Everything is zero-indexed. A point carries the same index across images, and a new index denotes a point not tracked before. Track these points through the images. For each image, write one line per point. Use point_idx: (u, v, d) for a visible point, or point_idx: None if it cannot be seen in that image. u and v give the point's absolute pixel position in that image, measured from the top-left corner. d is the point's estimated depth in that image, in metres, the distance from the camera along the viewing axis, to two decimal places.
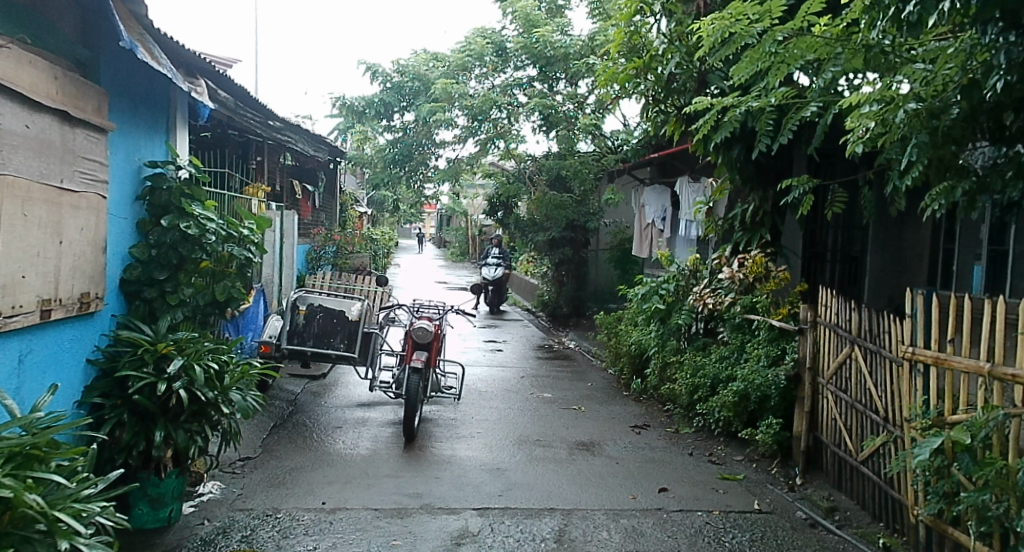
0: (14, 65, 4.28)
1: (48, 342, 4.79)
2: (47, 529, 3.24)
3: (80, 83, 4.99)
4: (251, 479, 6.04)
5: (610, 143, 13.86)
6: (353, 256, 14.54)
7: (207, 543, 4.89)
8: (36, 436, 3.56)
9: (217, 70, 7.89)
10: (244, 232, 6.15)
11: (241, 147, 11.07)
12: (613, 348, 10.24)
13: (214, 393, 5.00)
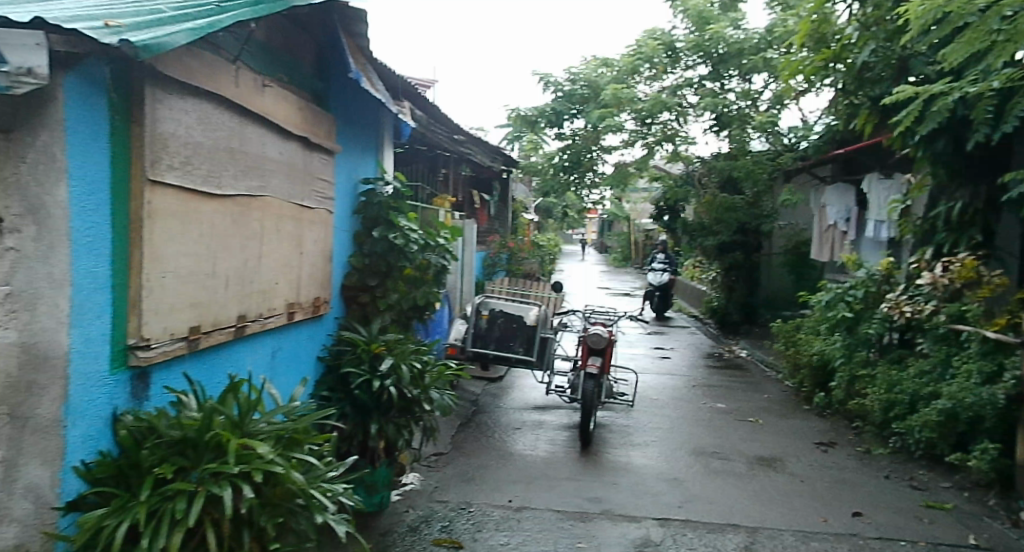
0: (275, 101, 4.91)
1: (293, 341, 5.46)
2: (305, 504, 3.05)
3: (315, 111, 5.62)
4: (444, 473, 6.52)
5: (788, 140, 12.98)
6: (528, 261, 14.88)
7: (413, 529, 5.34)
8: (295, 421, 3.66)
9: (418, 90, 8.53)
10: (440, 241, 6.57)
11: (431, 160, 11.85)
12: (792, 359, 9.86)
13: (417, 390, 5.42)
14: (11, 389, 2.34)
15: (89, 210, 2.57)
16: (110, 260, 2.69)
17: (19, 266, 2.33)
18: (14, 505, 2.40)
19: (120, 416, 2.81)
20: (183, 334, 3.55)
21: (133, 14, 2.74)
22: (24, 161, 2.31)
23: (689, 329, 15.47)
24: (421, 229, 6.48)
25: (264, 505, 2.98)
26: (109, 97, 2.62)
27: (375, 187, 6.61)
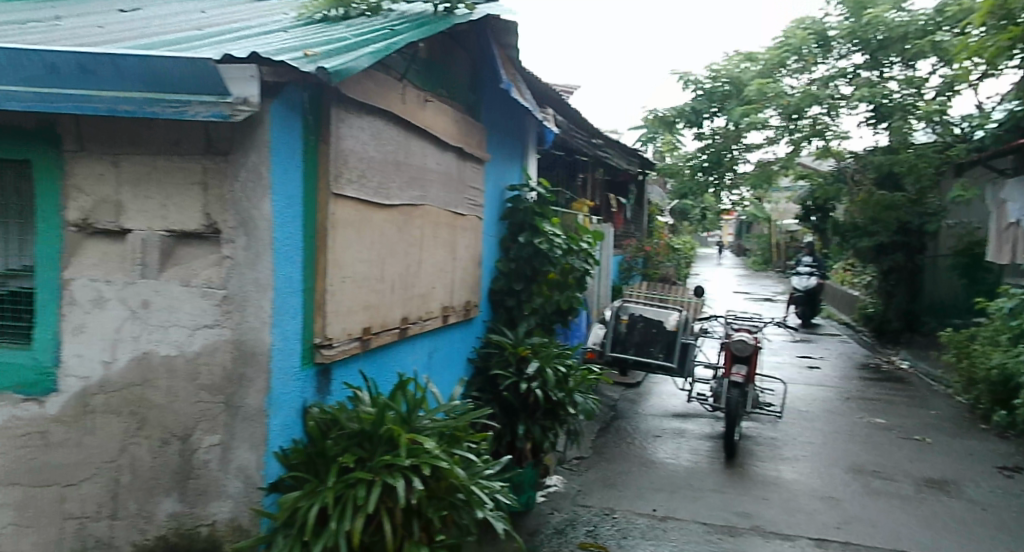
0: (430, 114, 5.04)
1: (446, 343, 5.61)
2: (467, 499, 2.91)
3: (467, 122, 5.74)
4: (587, 476, 6.44)
5: (959, 130, 11.61)
6: (665, 263, 14.12)
7: (559, 532, 5.32)
8: (456, 417, 3.38)
9: (560, 96, 8.49)
10: (583, 245, 6.46)
11: (568, 165, 11.80)
12: (965, 372, 9.13)
13: (562, 393, 5.48)
14: (227, 379, 2.71)
15: (287, 220, 2.77)
16: (302, 265, 2.86)
17: (232, 272, 2.68)
18: (229, 483, 2.73)
19: (309, 408, 2.97)
20: (358, 334, 3.86)
21: (324, 43, 2.98)
22: (238, 180, 2.66)
23: (841, 338, 14.63)
24: (565, 234, 6.40)
25: (429, 495, 2.88)
26: (304, 120, 2.86)
27: (520, 193, 6.67)
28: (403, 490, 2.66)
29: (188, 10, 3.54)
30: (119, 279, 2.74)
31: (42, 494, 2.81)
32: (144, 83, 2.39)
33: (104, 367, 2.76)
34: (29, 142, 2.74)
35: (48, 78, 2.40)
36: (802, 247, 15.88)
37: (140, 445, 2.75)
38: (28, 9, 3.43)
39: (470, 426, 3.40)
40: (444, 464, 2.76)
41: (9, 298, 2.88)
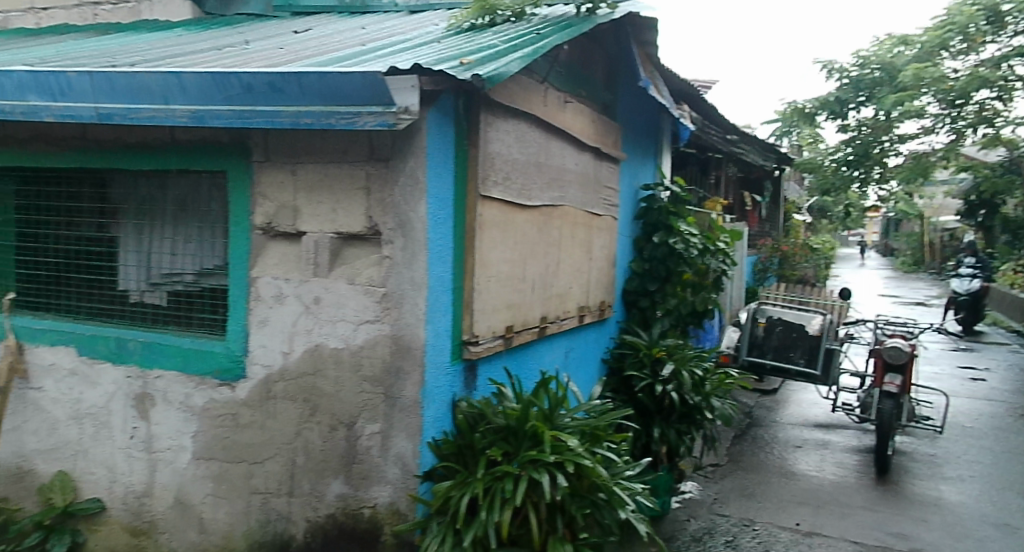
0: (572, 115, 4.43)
1: (578, 342, 4.95)
2: (607, 498, 2.92)
3: (604, 125, 4.96)
4: (724, 485, 6.24)
5: None
6: (804, 265, 12.71)
7: (697, 540, 5.18)
8: (596, 418, 3.26)
9: (698, 93, 8.04)
10: (721, 245, 5.66)
11: (701, 163, 11.45)
12: None
13: (699, 397, 4.85)
14: (386, 371, 2.88)
15: (440, 222, 2.89)
16: (452, 265, 2.98)
17: (391, 271, 2.85)
18: (388, 469, 2.89)
19: (457, 402, 3.06)
20: (500, 333, 3.46)
21: (477, 51, 3.11)
22: (397, 184, 2.82)
23: (1008, 348, 13.42)
24: (702, 233, 5.58)
25: (572, 494, 2.91)
26: (456, 126, 2.98)
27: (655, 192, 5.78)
28: (548, 485, 2.72)
29: (351, 26, 3.77)
30: (295, 277, 2.99)
31: (234, 469, 3.10)
32: (322, 97, 2.57)
33: (283, 357, 3.01)
34: (226, 155, 3.06)
35: (246, 96, 2.65)
36: (964, 247, 14.77)
37: (313, 430, 2.98)
38: (218, 33, 3.74)
39: (611, 426, 3.23)
40: (587, 462, 2.80)
41: (208, 293, 3.25)
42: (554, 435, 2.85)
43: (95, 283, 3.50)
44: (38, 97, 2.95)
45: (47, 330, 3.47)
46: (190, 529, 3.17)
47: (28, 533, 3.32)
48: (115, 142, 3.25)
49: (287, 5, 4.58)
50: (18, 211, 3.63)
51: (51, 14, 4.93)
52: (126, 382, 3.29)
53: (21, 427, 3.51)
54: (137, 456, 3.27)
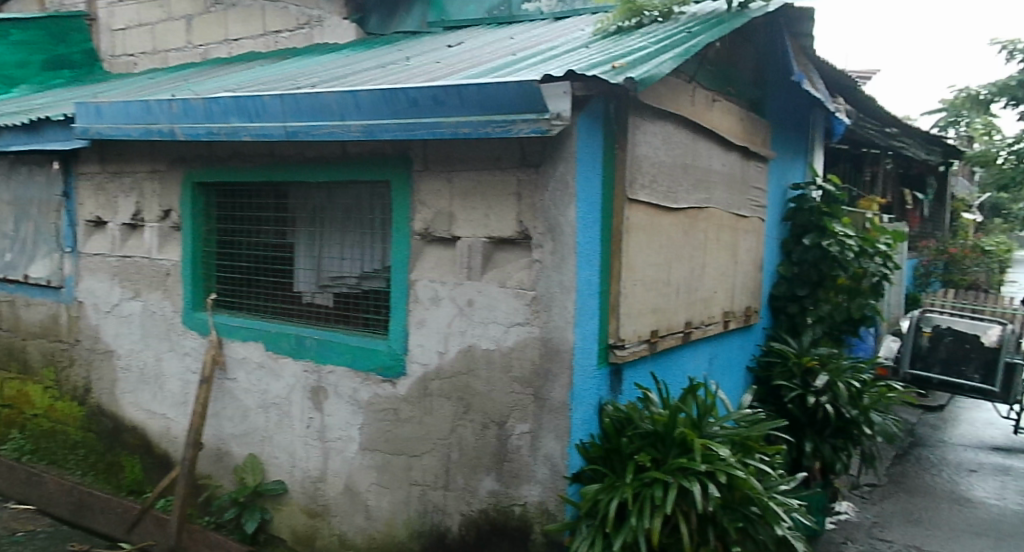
0: (722, 114, 4.08)
1: (725, 350, 4.51)
2: (762, 513, 2.84)
3: (752, 122, 4.59)
4: (885, 508, 5.84)
5: None
6: (975, 269, 11.59)
7: None
8: (749, 428, 3.15)
9: (855, 85, 7.47)
10: (882, 247, 5.16)
11: (856, 159, 10.76)
12: None
13: (856, 411, 4.54)
14: (536, 373, 2.94)
15: (588, 226, 2.91)
16: (600, 270, 2.99)
17: (541, 275, 2.91)
18: (537, 468, 2.94)
19: (604, 405, 3.05)
20: (646, 336, 3.28)
21: (626, 54, 3.11)
22: (548, 189, 2.88)
23: None
24: (858, 234, 5.11)
25: (724, 506, 2.84)
26: (606, 131, 2.99)
27: (806, 192, 5.33)
28: (700, 496, 2.69)
29: (500, 37, 3.87)
30: (451, 280, 3.12)
31: (395, 460, 3.27)
32: (481, 107, 2.67)
33: (439, 356, 3.15)
34: (388, 166, 3.24)
35: (411, 110, 2.80)
36: None
37: (466, 427, 3.09)
38: (379, 52, 3.95)
39: (764, 437, 3.12)
40: (740, 474, 2.74)
41: (370, 294, 3.47)
42: (704, 444, 2.81)
43: (280, 284, 3.78)
44: (239, 120, 3.21)
45: (241, 327, 3.76)
46: (358, 515, 3.38)
47: (227, 508, 3.64)
48: (296, 156, 3.50)
49: (440, 20, 4.77)
50: (218, 222, 3.96)
51: (242, 44, 5.35)
52: (304, 375, 3.54)
53: (220, 413, 3.84)
54: (313, 444, 3.51)
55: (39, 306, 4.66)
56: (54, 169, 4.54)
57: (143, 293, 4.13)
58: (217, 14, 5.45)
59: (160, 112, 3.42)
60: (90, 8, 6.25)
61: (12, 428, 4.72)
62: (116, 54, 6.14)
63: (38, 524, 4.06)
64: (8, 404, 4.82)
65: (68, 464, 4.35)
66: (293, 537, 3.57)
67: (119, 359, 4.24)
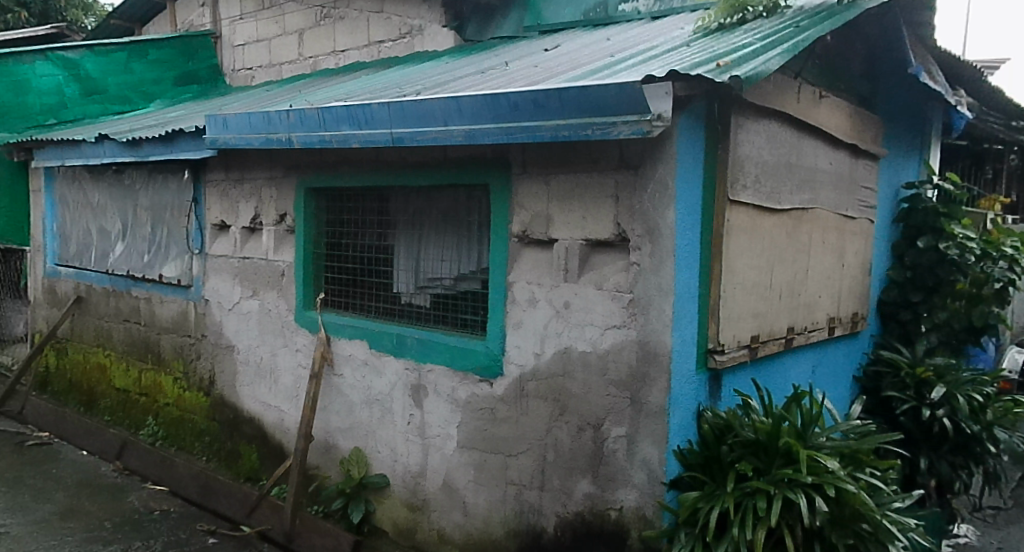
0: (830, 111, 3.90)
1: (830, 358, 4.32)
2: (874, 531, 2.71)
3: (863, 118, 4.38)
4: (1011, 533, 5.45)
5: None
6: None
7: None
8: (859, 441, 3.01)
9: (978, 77, 7.00)
10: (1008, 251, 4.86)
11: (978, 155, 10.06)
12: None
13: (979, 427, 4.26)
14: (633, 376, 2.91)
15: (688, 228, 2.87)
16: (699, 274, 2.94)
17: (639, 277, 2.89)
18: (634, 473, 2.92)
19: (702, 412, 2.99)
20: (746, 342, 3.19)
21: (732, 52, 3.04)
22: (646, 191, 2.85)
23: None
24: (981, 237, 4.80)
25: (833, 523, 2.73)
26: (707, 133, 2.94)
27: (920, 191, 5.01)
28: (806, 508, 2.62)
29: (598, 39, 3.86)
30: (548, 283, 3.14)
31: (493, 459, 3.31)
32: (581, 110, 2.68)
33: (535, 358, 3.17)
34: (488, 169, 3.29)
35: (512, 114, 2.84)
36: None
37: (562, 428, 3.09)
38: (478, 57, 4.01)
39: (875, 450, 2.99)
40: (850, 488, 2.67)
41: (467, 296, 3.53)
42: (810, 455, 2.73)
43: (383, 284, 3.89)
44: (348, 127, 3.33)
45: (347, 326, 3.90)
46: (456, 511, 3.44)
47: (334, 498, 3.78)
48: (399, 162, 3.61)
49: (536, 24, 4.73)
50: (326, 225, 4.11)
51: (349, 55, 5.56)
52: (405, 373, 3.64)
53: (328, 407, 4.00)
54: (413, 440, 3.61)
55: (170, 304, 4.97)
56: (185, 178, 4.85)
57: (260, 292, 4.35)
58: (326, 27, 5.68)
59: (278, 121, 3.59)
60: (214, 26, 6.64)
61: (148, 415, 5.09)
62: (236, 68, 6.50)
63: (170, 504, 4.30)
64: (143, 392, 5.15)
65: (195, 449, 4.69)
66: (394, 530, 3.67)
67: (240, 353, 4.47)
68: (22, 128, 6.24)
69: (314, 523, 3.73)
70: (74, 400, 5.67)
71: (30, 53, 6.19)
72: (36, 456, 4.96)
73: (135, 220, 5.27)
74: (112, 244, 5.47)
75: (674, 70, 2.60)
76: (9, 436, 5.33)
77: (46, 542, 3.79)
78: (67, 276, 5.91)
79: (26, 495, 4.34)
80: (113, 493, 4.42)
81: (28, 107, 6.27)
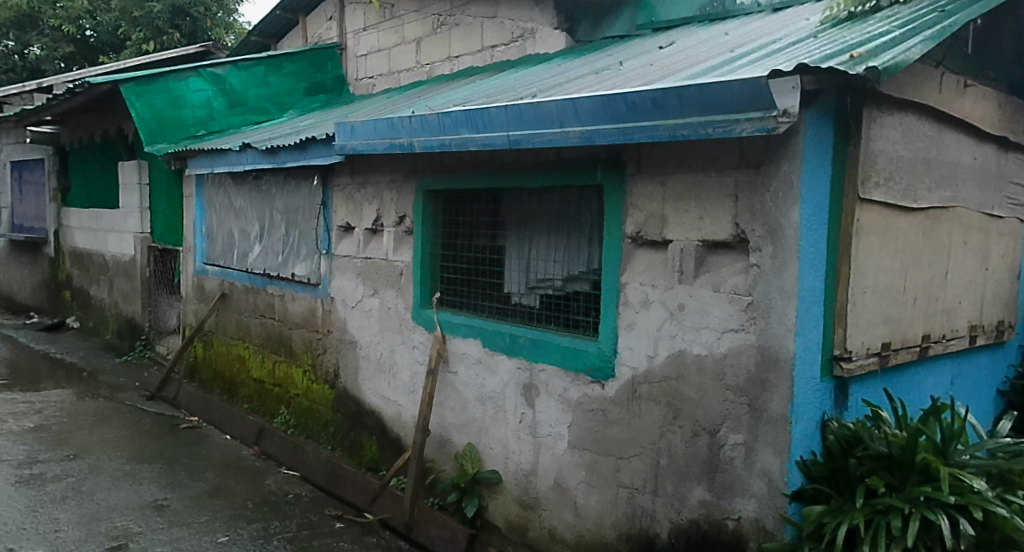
0: (974, 100, 3.59)
1: (973, 368, 3.98)
2: None
3: (1012, 107, 3.98)
4: None
5: None
6: None
7: None
8: (1008, 460, 2.75)
9: None
10: None
11: None
12: None
13: None
14: (752, 382, 2.81)
15: (815, 228, 2.74)
16: (825, 276, 2.81)
17: (759, 279, 2.79)
18: (753, 482, 2.81)
19: (827, 421, 2.84)
20: (877, 349, 3.00)
21: (865, 42, 2.86)
22: (769, 190, 2.75)
23: None
24: None
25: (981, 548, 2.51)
26: (837, 128, 2.79)
27: None
28: (948, 530, 2.44)
29: (715, 34, 3.77)
30: (662, 284, 3.09)
31: (605, 461, 3.30)
32: (701, 108, 2.62)
33: (648, 360, 3.13)
34: (602, 170, 3.29)
35: (628, 114, 2.82)
36: None
37: (676, 433, 3.04)
38: (592, 58, 4.01)
39: None
40: (1001, 511, 2.45)
41: (577, 296, 3.54)
42: (952, 473, 2.54)
43: (495, 284, 3.96)
44: (467, 131, 3.43)
45: (462, 324, 4.01)
46: (567, 511, 3.45)
47: (450, 491, 3.91)
48: (515, 163, 3.67)
49: (649, 22, 4.63)
50: (443, 226, 4.24)
51: (463, 60, 5.70)
52: (518, 372, 3.69)
53: (443, 403, 4.12)
54: (526, 439, 3.66)
55: (301, 301, 5.29)
56: (315, 183, 5.15)
57: (381, 291, 4.55)
58: (442, 34, 5.86)
59: (402, 127, 3.75)
60: (339, 39, 7.02)
61: (281, 404, 5.44)
62: (359, 77, 6.82)
63: (302, 488, 4.58)
64: (277, 383, 5.51)
65: (321, 438, 4.96)
66: (506, 526, 3.73)
67: (362, 349, 4.70)
68: (178, 139, 6.83)
69: (432, 515, 3.86)
70: (218, 388, 6.16)
71: (185, 71, 6.83)
72: (188, 437, 5.43)
73: (270, 223, 5.65)
74: (251, 245, 5.89)
75: (802, 64, 2.48)
76: (166, 418, 5.88)
77: (199, 517, 4.13)
78: (213, 274, 6.43)
79: (182, 473, 4.76)
80: (253, 475, 4.77)
81: (183, 119, 6.90)
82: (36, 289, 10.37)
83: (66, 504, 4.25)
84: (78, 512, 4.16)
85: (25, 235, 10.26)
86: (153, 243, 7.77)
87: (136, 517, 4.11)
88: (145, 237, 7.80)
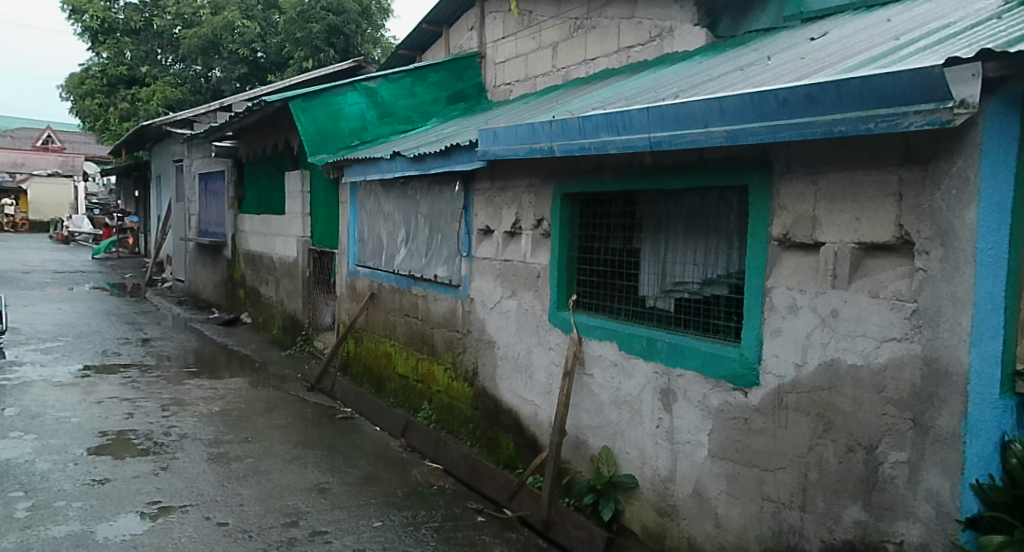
0: None
1: None
2: None
3: None
4: None
5: None
6: None
7: None
8: None
9: None
10: None
11: None
12: None
13: None
14: (917, 396, 2.58)
15: (998, 223, 2.41)
16: (1008, 275, 2.42)
17: (926, 285, 2.56)
18: (917, 505, 2.58)
19: (1009, 442, 2.44)
20: None
21: None
22: (939, 188, 2.51)
23: None
24: None
25: None
26: None
27: None
28: None
29: (876, 21, 3.49)
30: (812, 289, 2.91)
31: (747, 472, 3.15)
32: (861, 103, 2.43)
33: (796, 368, 2.96)
34: (748, 169, 3.15)
35: (779, 111, 2.67)
36: None
37: (827, 447, 2.85)
38: (737, 53, 3.85)
39: None
40: None
41: (714, 300, 3.45)
42: None
43: (632, 287, 3.92)
44: (607, 134, 3.41)
45: (598, 327, 3.98)
46: (707, 521, 3.34)
47: (586, 493, 3.92)
48: (655, 165, 3.60)
49: (798, 12, 4.38)
50: (580, 228, 4.23)
51: (599, 63, 5.67)
52: (655, 376, 3.62)
53: (580, 404, 4.12)
54: (663, 444, 3.57)
55: (442, 301, 5.49)
56: (456, 189, 5.33)
57: (519, 292, 4.62)
58: (579, 38, 5.86)
59: (542, 132, 3.77)
60: (480, 48, 7.22)
61: (423, 400, 5.67)
62: (497, 84, 7.00)
63: (445, 481, 4.76)
64: (420, 379, 5.76)
65: (461, 433, 5.13)
66: (644, 532, 3.67)
67: (499, 349, 4.80)
68: (337, 149, 7.27)
69: (570, 515, 3.87)
70: (368, 382, 6.54)
71: (344, 84, 7.20)
72: (342, 428, 5.79)
73: (415, 227, 5.90)
74: (398, 247, 6.17)
75: (986, 49, 2.23)
76: (323, 408, 6.33)
77: (356, 502, 4.40)
78: (363, 275, 6.82)
79: (341, 460, 5.09)
80: (400, 466, 5.01)
81: (340, 131, 7.31)
82: (219, 287, 11.46)
83: (247, 481, 4.68)
84: (257, 489, 4.57)
85: (210, 239, 11.38)
86: (313, 246, 8.39)
87: (303, 497, 4.46)
88: (305, 241, 8.43)
